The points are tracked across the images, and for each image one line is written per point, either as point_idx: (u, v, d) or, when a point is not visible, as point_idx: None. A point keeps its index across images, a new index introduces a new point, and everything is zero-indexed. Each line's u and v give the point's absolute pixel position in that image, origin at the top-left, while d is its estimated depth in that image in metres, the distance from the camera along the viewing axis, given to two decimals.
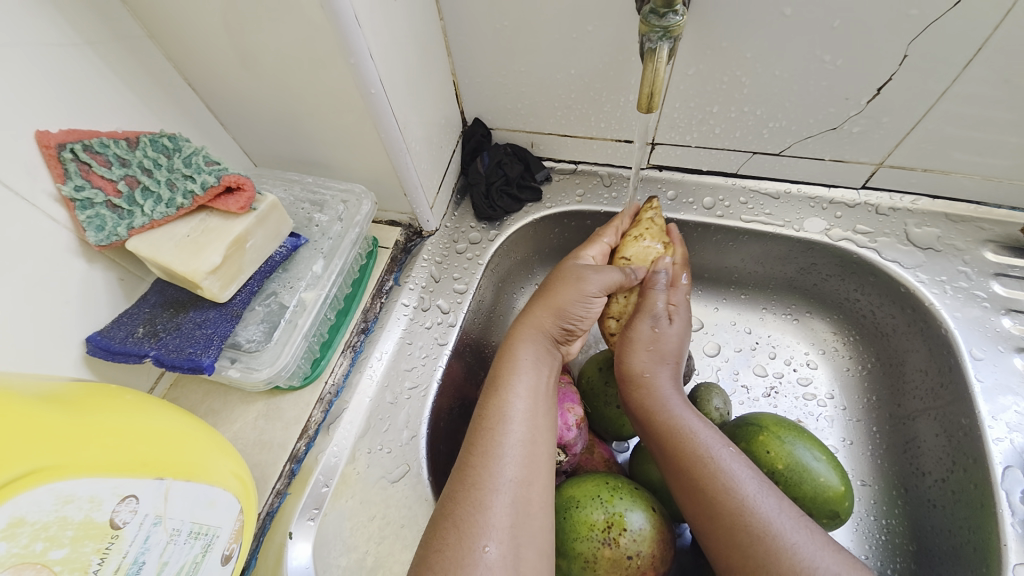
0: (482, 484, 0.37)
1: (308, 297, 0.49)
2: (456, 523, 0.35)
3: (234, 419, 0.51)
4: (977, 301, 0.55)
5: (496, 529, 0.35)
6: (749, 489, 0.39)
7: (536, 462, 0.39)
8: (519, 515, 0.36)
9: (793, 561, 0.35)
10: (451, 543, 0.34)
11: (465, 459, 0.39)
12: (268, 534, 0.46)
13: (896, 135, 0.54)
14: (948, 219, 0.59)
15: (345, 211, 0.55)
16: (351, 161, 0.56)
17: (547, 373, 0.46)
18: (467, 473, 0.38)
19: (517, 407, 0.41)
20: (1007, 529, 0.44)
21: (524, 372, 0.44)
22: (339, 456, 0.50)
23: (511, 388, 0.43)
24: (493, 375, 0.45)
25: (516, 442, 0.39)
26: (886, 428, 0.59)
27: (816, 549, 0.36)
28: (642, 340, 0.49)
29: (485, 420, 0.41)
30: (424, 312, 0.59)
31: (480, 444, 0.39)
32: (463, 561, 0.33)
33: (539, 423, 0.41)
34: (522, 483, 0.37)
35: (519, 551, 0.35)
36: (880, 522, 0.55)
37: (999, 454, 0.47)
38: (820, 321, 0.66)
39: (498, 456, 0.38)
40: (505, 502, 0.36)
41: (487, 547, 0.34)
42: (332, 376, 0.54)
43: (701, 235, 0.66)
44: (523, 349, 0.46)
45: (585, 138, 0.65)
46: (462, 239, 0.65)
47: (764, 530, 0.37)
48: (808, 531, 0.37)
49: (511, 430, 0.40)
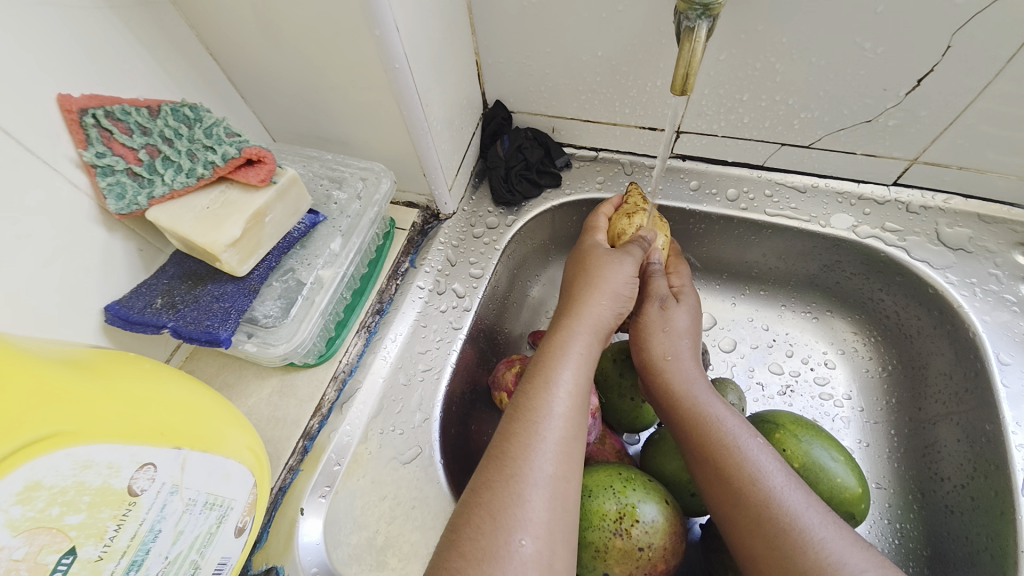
0: (520, 476, 0.36)
1: (326, 274, 0.48)
2: (492, 514, 0.35)
3: (248, 395, 0.51)
4: (1006, 306, 0.53)
5: (532, 523, 0.34)
6: (776, 482, 0.39)
7: (573, 459, 0.39)
8: (555, 510, 0.36)
9: (821, 555, 0.35)
10: (486, 532, 0.34)
11: (501, 449, 0.38)
12: (280, 509, 0.46)
13: (933, 131, 0.52)
14: (979, 220, 0.57)
15: (364, 189, 0.54)
16: (370, 140, 0.55)
17: (593, 369, 0.45)
18: (505, 464, 0.37)
19: (561, 403, 0.41)
20: None
21: (571, 366, 0.43)
22: (352, 435, 0.49)
23: (556, 381, 0.42)
24: (537, 365, 0.44)
25: (557, 437, 0.39)
26: (904, 431, 0.58)
27: (845, 545, 0.35)
28: (652, 323, 0.50)
29: (528, 412, 0.40)
30: (439, 295, 0.58)
31: (520, 435, 0.39)
32: (497, 553, 0.33)
33: (580, 420, 0.41)
34: (559, 479, 0.37)
35: (554, 547, 0.34)
36: (895, 526, 0.54)
37: (1022, 461, 0.46)
38: (841, 321, 0.65)
39: (538, 450, 0.38)
40: (543, 497, 0.36)
41: (523, 541, 0.34)
42: (347, 355, 0.53)
43: (722, 228, 0.64)
44: (571, 340, 0.45)
45: (608, 125, 0.63)
46: (479, 224, 0.64)
47: (790, 523, 0.36)
48: (836, 527, 0.36)
49: (552, 426, 0.39)
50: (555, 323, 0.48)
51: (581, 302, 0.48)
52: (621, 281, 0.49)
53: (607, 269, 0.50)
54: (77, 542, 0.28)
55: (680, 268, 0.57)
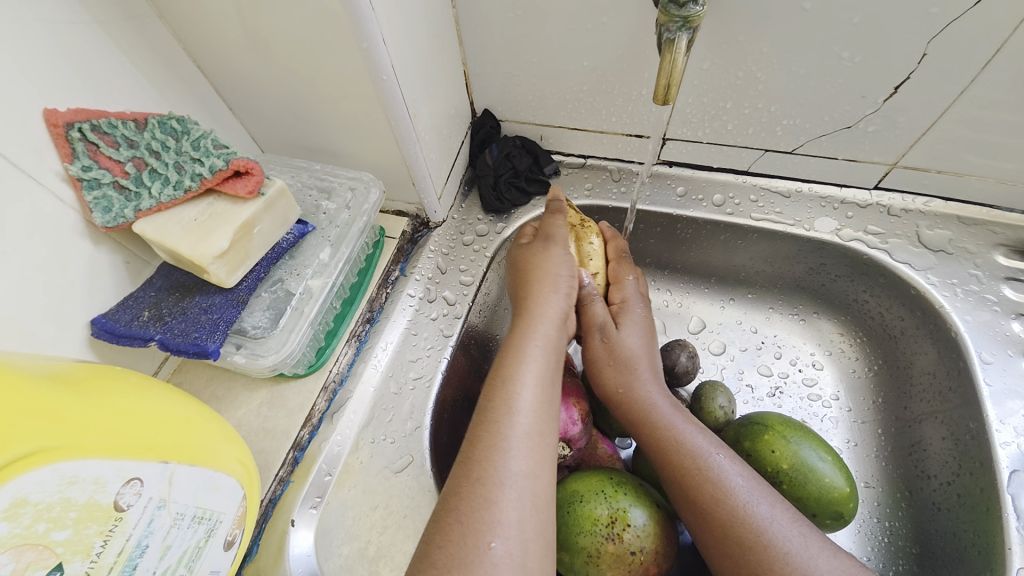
0: (487, 478, 0.37)
1: (315, 284, 0.48)
2: (462, 518, 0.35)
3: (238, 406, 0.51)
4: (987, 305, 0.54)
5: (503, 526, 0.35)
6: (741, 498, 0.39)
7: (540, 454, 0.39)
8: (526, 510, 0.36)
9: (788, 569, 0.35)
10: (456, 539, 0.34)
11: (468, 453, 0.39)
12: (270, 521, 0.46)
13: (912, 136, 0.53)
14: (959, 222, 0.58)
15: (353, 199, 0.54)
16: (359, 150, 0.55)
17: (554, 364, 0.46)
18: (472, 467, 0.38)
19: (522, 400, 0.41)
20: (1012, 533, 0.44)
21: (530, 363, 0.44)
22: (343, 445, 0.49)
23: (517, 379, 0.42)
24: (499, 365, 0.45)
25: (521, 435, 0.39)
26: (891, 430, 0.59)
27: (814, 555, 0.36)
28: (601, 360, 0.51)
29: (491, 413, 0.40)
30: (430, 303, 0.59)
31: (484, 437, 0.39)
32: (468, 558, 0.33)
33: (546, 415, 0.41)
34: (527, 476, 0.37)
35: (527, 546, 0.34)
36: (883, 525, 0.55)
37: (1006, 458, 0.47)
38: (827, 322, 0.66)
39: (503, 450, 0.38)
40: (511, 498, 0.36)
41: (493, 543, 0.34)
42: (337, 365, 0.53)
43: (709, 233, 0.65)
44: (529, 339, 0.46)
45: (595, 132, 0.64)
46: (469, 231, 0.65)
47: (755, 540, 0.37)
48: (802, 536, 0.37)
49: (517, 422, 0.40)
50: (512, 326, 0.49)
51: (534, 303, 0.50)
52: (560, 263, 0.52)
53: (550, 259, 0.53)
54: (64, 558, 0.28)
55: (624, 278, 0.57)
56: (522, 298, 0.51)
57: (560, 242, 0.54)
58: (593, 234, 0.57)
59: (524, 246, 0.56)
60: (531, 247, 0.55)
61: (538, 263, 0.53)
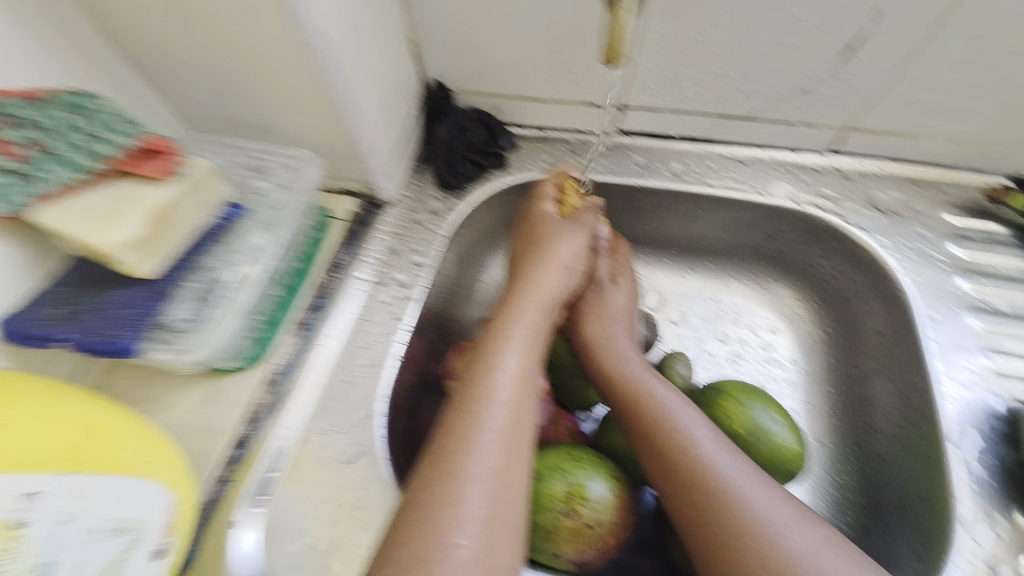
0: (458, 472, 0.35)
1: (247, 271, 0.45)
2: (427, 516, 0.33)
3: (171, 406, 0.47)
4: (935, 264, 0.55)
5: (470, 522, 0.33)
6: (707, 449, 0.40)
7: (517, 447, 0.38)
8: (496, 504, 0.35)
9: (750, 516, 0.37)
10: (420, 536, 0.33)
11: (440, 445, 0.37)
12: (211, 523, 0.43)
13: (867, 97, 0.53)
14: (913, 184, 0.58)
15: (289, 178, 0.50)
16: (298, 126, 0.51)
17: (537, 352, 0.44)
18: (441, 460, 0.36)
19: (503, 390, 0.39)
20: (956, 482, 0.45)
21: (515, 351, 0.42)
22: (289, 440, 0.47)
23: (498, 368, 0.41)
24: (479, 350, 0.43)
25: (499, 428, 0.38)
26: (842, 388, 0.60)
27: (773, 504, 0.37)
28: (588, 306, 0.52)
29: (470, 403, 0.39)
30: (382, 286, 0.56)
31: (458, 427, 0.37)
32: (432, 556, 0.32)
33: (525, 405, 0.40)
34: (502, 470, 0.36)
35: (494, 541, 0.34)
36: (834, 479, 0.56)
37: (950, 410, 0.48)
38: (784, 287, 0.66)
39: (477, 443, 0.36)
40: (482, 493, 0.35)
41: (458, 541, 0.33)
42: (282, 356, 0.50)
43: (669, 203, 0.64)
44: (516, 325, 0.44)
45: (553, 102, 0.61)
46: (422, 209, 0.62)
47: (719, 485, 0.38)
48: (761, 484, 0.38)
49: (495, 413, 0.38)
50: (502, 305, 0.47)
51: (527, 284, 0.48)
52: (566, 240, 0.52)
53: (556, 237, 0.52)
54: None
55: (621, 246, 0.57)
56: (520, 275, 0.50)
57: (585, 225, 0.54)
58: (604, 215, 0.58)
59: (547, 214, 0.53)
60: (550, 222, 0.53)
61: (546, 237, 0.52)
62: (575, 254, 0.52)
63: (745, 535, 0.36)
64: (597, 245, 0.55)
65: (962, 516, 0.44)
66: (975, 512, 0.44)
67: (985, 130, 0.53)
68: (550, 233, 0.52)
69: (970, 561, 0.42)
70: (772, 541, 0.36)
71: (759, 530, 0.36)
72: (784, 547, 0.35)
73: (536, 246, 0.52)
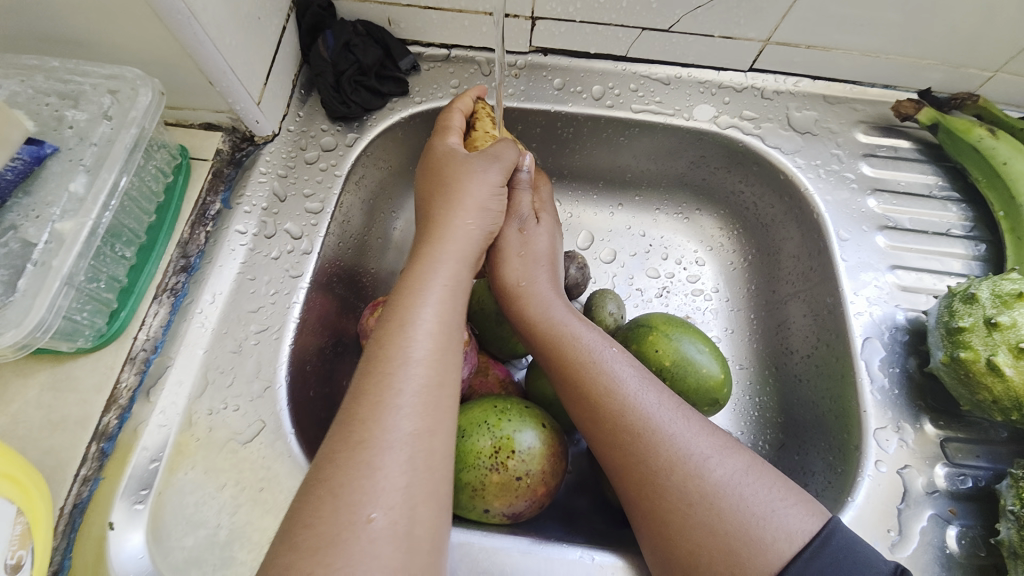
0: (370, 441, 0.30)
1: (65, 227, 0.35)
2: (334, 492, 0.29)
3: (9, 400, 0.39)
4: (846, 184, 0.56)
5: (386, 493, 0.29)
6: (630, 388, 0.38)
7: (438, 408, 0.33)
8: (416, 471, 0.30)
9: (671, 451, 0.35)
10: (326, 515, 0.28)
11: (350, 412, 0.32)
12: (80, 529, 0.37)
13: (784, 4, 0.50)
14: (825, 101, 0.58)
15: (114, 105, 0.40)
16: (118, 37, 0.40)
17: (461, 305, 0.39)
18: (352, 430, 0.31)
19: (420, 347, 0.34)
20: (864, 395, 0.48)
21: (433, 303, 0.37)
22: (169, 425, 0.40)
23: (415, 323, 0.36)
24: (392, 307, 0.37)
25: (417, 388, 0.33)
26: (762, 313, 0.62)
27: (692, 435, 0.36)
28: (511, 247, 0.48)
29: (382, 364, 0.33)
30: (268, 240, 0.47)
31: (370, 392, 0.32)
32: (340, 536, 0.27)
33: (447, 362, 0.35)
34: (421, 434, 0.31)
35: (414, 512, 0.29)
36: (754, 401, 0.59)
37: (859, 327, 0.50)
38: (708, 218, 0.66)
39: (392, 406, 0.32)
40: (399, 461, 0.30)
41: (372, 515, 0.28)
42: (145, 329, 0.42)
43: (591, 132, 0.59)
44: (433, 276, 0.39)
45: (453, 12, 0.53)
46: (311, 146, 0.52)
47: (644, 425, 0.36)
48: (684, 419, 0.37)
49: (412, 373, 0.33)
50: (415, 254, 0.42)
51: (444, 229, 0.43)
52: (481, 174, 0.46)
53: (469, 176, 0.45)
54: None
55: (541, 185, 0.55)
56: (433, 220, 0.44)
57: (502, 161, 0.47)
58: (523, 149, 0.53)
59: (452, 147, 0.48)
60: (463, 159, 0.46)
61: (458, 175, 0.45)
62: (491, 198, 0.45)
63: (667, 471, 0.35)
64: (517, 179, 0.51)
65: (873, 429, 0.46)
66: (883, 422, 0.46)
67: (894, 40, 0.53)
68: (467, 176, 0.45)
69: (878, 468, 0.44)
70: (694, 472, 0.34)
71: (682, 467, 0.35)
72: (709, 476, 0.34)
73: (448, 184, 0.45)
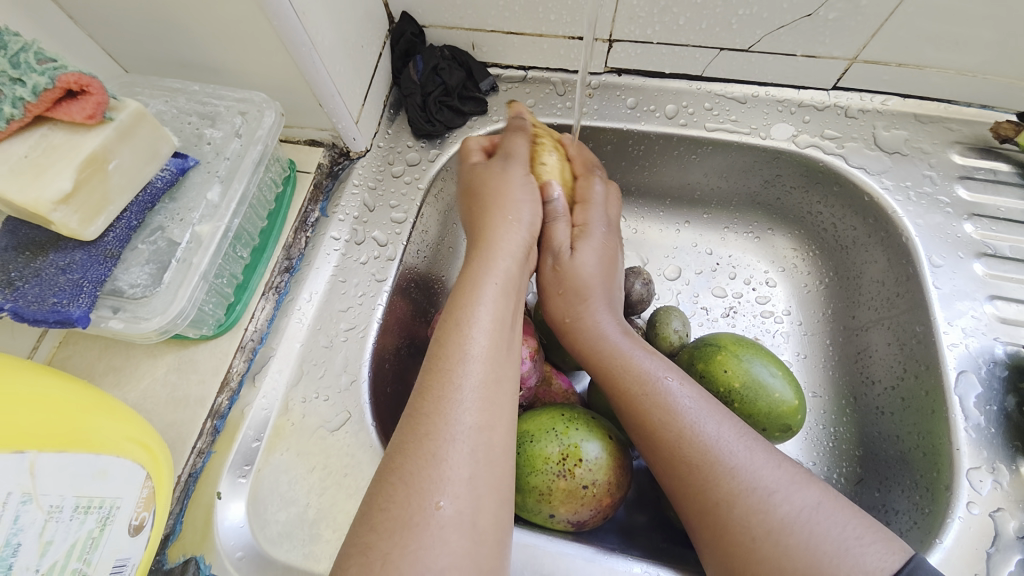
0: (436, 433, 0.32)
1: (203, 230, 0.41)
2: (406, 480, 0.31)
3: (140, 377, 0.45)
4: (940, 208, 0.53)
5: (453, 483, 0.31)
6: (690, 417, 0.38)
7: (496, 402, 0.35)
8: (479, 462, 0.32)
9: (733, 484, 0.35)
10: (399, 500, 0.30)
11: (417, 406, 0.34)
12: (193, 497, 0.41)
13: (875, 22, 0.49)
14: (916, 120, 0.56)
15: (244, 125, 0.46)
16: (249, 66, 0.46)
17: (512, 304, 0.41)
18: (419, 422, 0.33)
19: (477, 344, 0.36)
20: (959, 434, 0.44)
21: (487, 303, 0.39)
22: (270, 408, 0.45)
23: (471, 322, 0.38)
24: (449, 308, 0.40)
25: (475, 384, 0.35)
26: (839, 340, 0.59)
27: (760, 465, 0.36)
28: (550, 286, 0.48)
29: (442, 361, 0.36)
30: (358, 246, 0.52)
31: (434, 389, 0.34)
32: (412, 520, 0.30)
33: (501, 360, 0.37)
34: (482, 428, 0.33)
35: (478, 502, 0.31)
36: (828, 430, 0.56)
37: (954, 359, 0.47)
38: (781, 238, 0.64)
39: (454, 401, 0.34)
40: (464, 452, 0.32)
41: (440, 503, 0.30)
42: (254, 322, 0.47)
43: (662, 149, 0.60)
44: (485, 275, 0.41)
45: (534, 37, 0.56)
46: (398, 161, 0.57)
47: (702, 459, 0.36)
48: (748, 451, 0.36)
49: (468, 370, 0.35)
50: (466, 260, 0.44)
51: (491, 234, 0.44)
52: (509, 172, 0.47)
53: (499, 177, 0.47)
54: None
55: (589, 194, 0.51)
56: (478, 227, 0.46)
57: (518, 159, 0.48)
58: (550, 151, 0.51)
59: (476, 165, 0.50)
60: (488, 167, 0.49)
61: (490, 183, 0.47)
62: (524, 186, 0.47)
63: (735, 501, 0.34)
64: (551, 210, 0.49)
65: (969, 469, 0.43)
66: (976, 461, 0.43)
67: (996, 60, 0.50)
68: (495, 183, 0.47)
69: (970, 509, 0.41)
70: (766, 497, 0.34)
71: (755, 493, 0.34)
72: (791, 505, 0.33)
73: (484, 193, 0.47)
